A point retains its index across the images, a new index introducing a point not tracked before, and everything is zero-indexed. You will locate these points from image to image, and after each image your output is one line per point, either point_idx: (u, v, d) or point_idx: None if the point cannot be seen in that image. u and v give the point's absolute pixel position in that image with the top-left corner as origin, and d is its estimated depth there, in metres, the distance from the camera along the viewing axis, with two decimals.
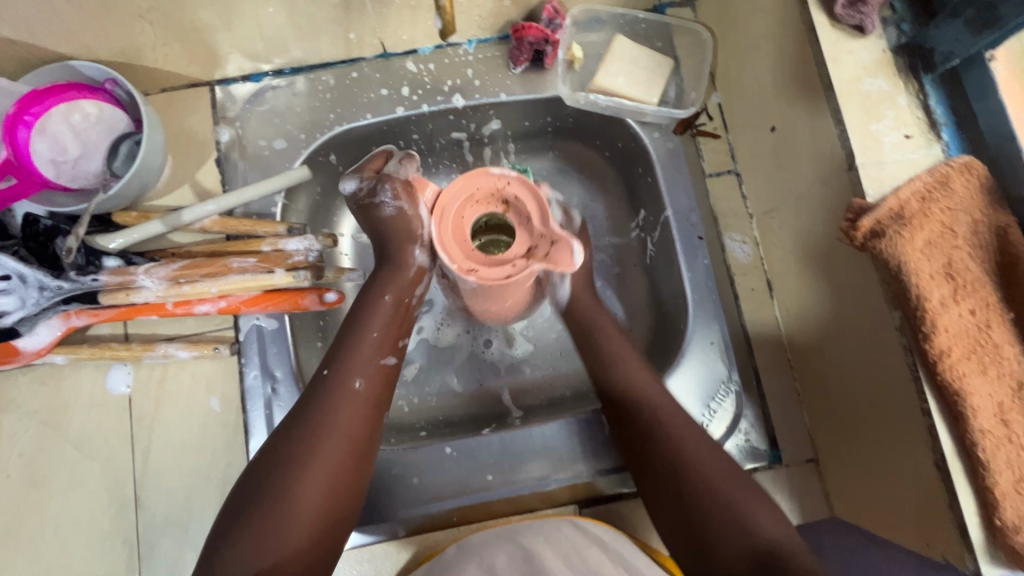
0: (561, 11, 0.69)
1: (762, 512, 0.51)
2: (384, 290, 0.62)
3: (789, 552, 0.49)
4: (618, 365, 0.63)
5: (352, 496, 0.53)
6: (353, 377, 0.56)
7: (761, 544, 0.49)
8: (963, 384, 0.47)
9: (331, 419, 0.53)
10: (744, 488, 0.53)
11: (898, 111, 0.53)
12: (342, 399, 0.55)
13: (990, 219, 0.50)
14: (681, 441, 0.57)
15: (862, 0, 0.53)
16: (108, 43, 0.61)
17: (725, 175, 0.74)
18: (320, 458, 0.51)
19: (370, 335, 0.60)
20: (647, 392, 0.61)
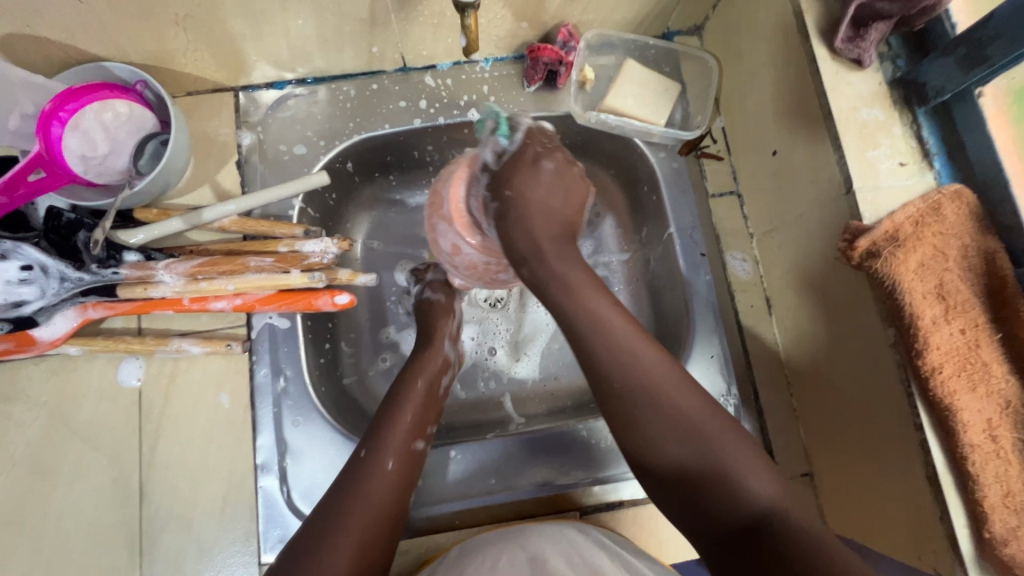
0: (575, 35, 0.73)
1: (750, 465, 0.49)
2: (418, 380, 0.65)
3: (787, 515, 0.45)
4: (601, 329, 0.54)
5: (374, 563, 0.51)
6: (386, 460, 0.57)
7: (757, 510, 0.46)
8: (954, 399, 0.49)
9: (352, 492, 0.54)
10: (726, 431, 0.50)
11: (893, 140, 0.57)
12: (368, 477, 0.56)
13: (978, 243, 0.52)
14: (661, 399, 0.51)
15: (861, 36, 0.57)
16: (141, 48, 0.63)
17: (728, 196, 0.77)
18: (345, 524, 0.51)
19: (403, 417, 0.61)
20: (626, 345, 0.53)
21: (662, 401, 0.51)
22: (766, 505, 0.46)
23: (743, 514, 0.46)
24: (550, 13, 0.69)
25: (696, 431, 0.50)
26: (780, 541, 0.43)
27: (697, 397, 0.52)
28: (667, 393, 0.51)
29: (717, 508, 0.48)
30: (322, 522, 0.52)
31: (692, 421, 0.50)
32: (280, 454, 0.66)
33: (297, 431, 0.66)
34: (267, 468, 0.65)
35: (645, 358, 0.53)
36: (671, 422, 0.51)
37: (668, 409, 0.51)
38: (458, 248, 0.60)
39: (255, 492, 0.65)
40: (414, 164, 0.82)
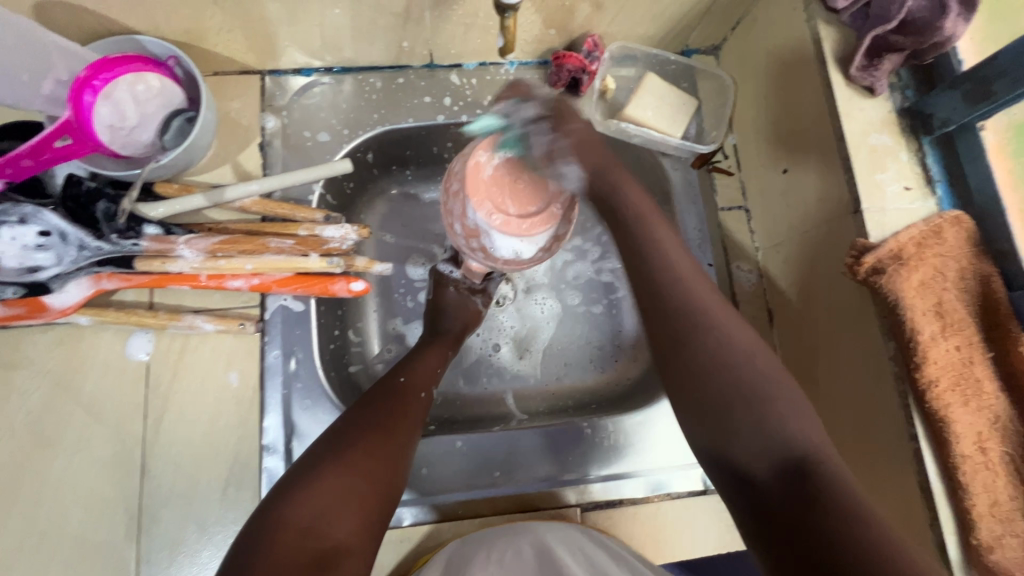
0: (599, 45, 0.74)
1: (806, 428, 0.46)
2: (446, 347, 0.71)
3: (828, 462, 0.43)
4: (683, 288, 0.53)
5: (392, 470, 0.54)
6: (421, 390, 0.63)
7: (797, 449, 0.44)
8: (948, 412, 0.52)
9: (389, 410, 0.59)
10: (779, 373, 0.49)
11: (899, 165, 0.60)
12: (399, 395, 0.61)
13: (975, 267, 0.56)
14: (709, 313, 0.51)
15: (875, 65, 0.60)
16: (177, 25, 0.63)
17: (736, 210, 0.80)
18: (371, 432, 0.55)
19: (438, 370, 0.68)
20: (693, 281, 0.54)
21: (702, 317, 0.51)
22: (809, 449, 0.44)
23: (787, 458, 0.44)
24: (578, 21, 0.71)
25: (735, 359, 0.49)
26: (820, 483, 0.42)
27: (740, 329, 0.51)
28: (724, 322, 0.51)
29: (757, 434, 0.46)
30: (358, 420, 0.57)
31: (744, 364, 0.49)
32: (287, 436, 0.66)
33: (305, 414, 0.67)
34: (273, 449, 0.66)
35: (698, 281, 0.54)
36: (692, 327, 0.51)
37: (712, 341, 0.50)
38: (493, 214, 0.63)
39: (259, 474, 0.65)
40: (432, 159, 0.83)
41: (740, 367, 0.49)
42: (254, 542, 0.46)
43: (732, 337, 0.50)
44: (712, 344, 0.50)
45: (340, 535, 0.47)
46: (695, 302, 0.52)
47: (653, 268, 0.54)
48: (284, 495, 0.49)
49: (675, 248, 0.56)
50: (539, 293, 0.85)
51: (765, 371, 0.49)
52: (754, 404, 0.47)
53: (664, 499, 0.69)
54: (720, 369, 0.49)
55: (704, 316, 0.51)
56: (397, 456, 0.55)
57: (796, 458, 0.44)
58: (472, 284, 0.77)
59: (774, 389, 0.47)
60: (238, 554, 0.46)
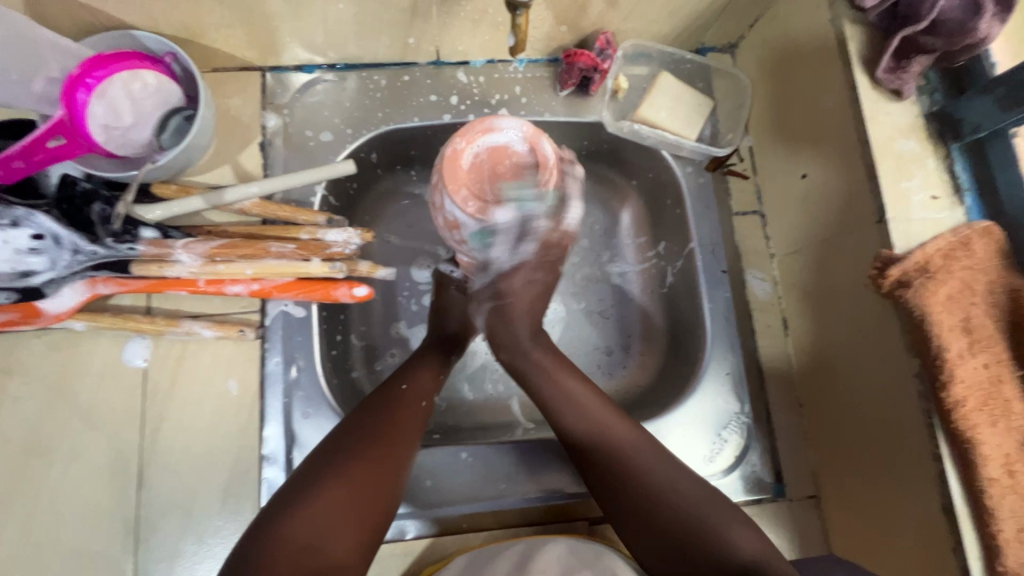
0: (612, 43, 0.71)
1: (744, 539, 0.51)
2: (450, 351, 0.69)
3: (770, 567, 0.48)
4: (568, 401, 0.61)
5: (390, 481, 0.53)
6: (421, 399, 0.61)
7: (740, 564, 0.49)
8: (975, 433, 0.50)
9: (387, 418, 0.56)
10: (706, 499, 0.54)
11: (927, 173, 0.57)
12: (398, 402, 0.59)
13: (1006, 281, 0.53)
14: (642, 463, 0.57)
15: (903, 68, 0.57)
16: (174, 20, 0.60)
17: (750, 215, 0.77)
18: (365, 445, 0.53)
19: (439, 376, 0.66)
20: (607, 421, 0.60)
21: (614, 446, 0.58)
22: (750, 557, 0.49)
23: (732, 563, 0.49)
24: (590, 18, 0.69)
25: (659, 495, 0.54)
26: None
27: (666, 459, 0.57)
28: (647, 456, 0.57)
29: (709, 561, 0.50)
30: (356, 431, 0.55)
31: (656, 472, 0.56)
32: (288, 446, 0.65)
33: (306, 423, 0.65)
34: (273, 460, 0.64)
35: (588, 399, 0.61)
36: (619, 465, 0.57)
37: (648, 461, 0.57)
38: (468, 200, 0.60)
39: (259, 485, 0.63)
40: (437, 160, 0.81)
41: (660, 494, 0.55)
42: (249, 562, 0.45)
43: (654, 468, 0.56)
44: (639, 465, 0.57)
45: (336, 552, 0.47)
46: (631, 463, 0.57)
47: (557, 398, 0.62)
48: (281, 517, 0.47)
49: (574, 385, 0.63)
50: None
51: (679, 481, 0.55)
52: (704, 532, 0.52)
53: None
54: (660, 501, 0.54)
55: (632, 467, 0.57)
56: (395, 471, 0.54)
57: (742, 564, 0.49)
58: None
59: (709, 494, 0.55)
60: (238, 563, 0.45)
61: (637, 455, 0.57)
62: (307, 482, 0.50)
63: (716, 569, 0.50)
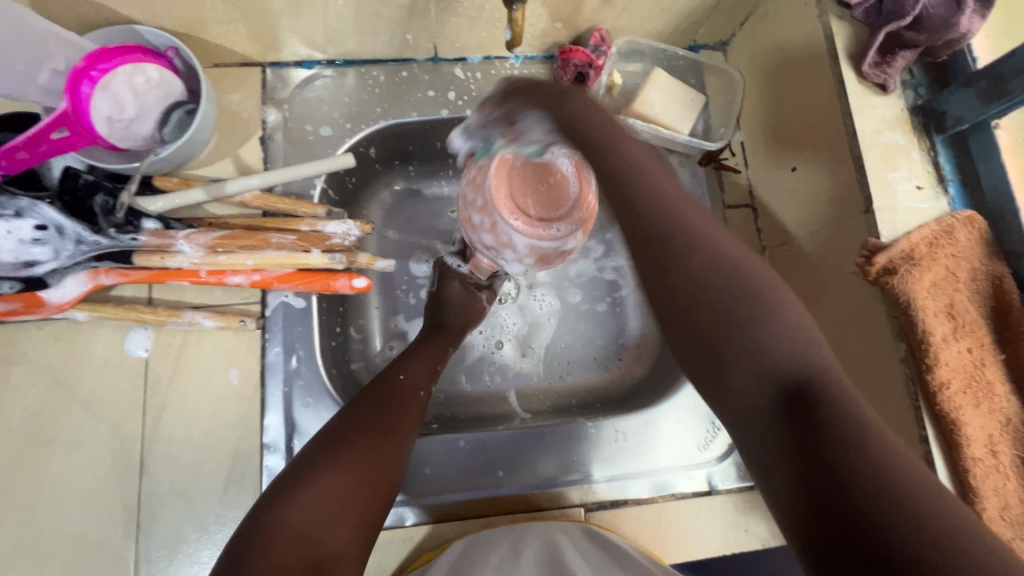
0: (606, 40, 0.73)
1: (799, 328, 0.43)
2: (448, 342, 0.70)
3: (831, 376, 0.40)
4: (627, 162, 0.50)
5: (386, 469, 0.54)
6: (421, 388, 0.62)
7: (801, 373, 0.40)
8: (959, 414, 0.52)
9: (386, 407, 0.58)
10: (789, 307, 0.44)
11: (912, 164, 0.59)
12: (395, 390, 0.60)
13: (988, 268, 0.55)
14: (689, 253, 0.46)
15: (887, 63, 0.60)
16: (177, 16, 0.61)
17: (742, 209, 0.79)
18: (365, 434, 0.54)
19: (437, 367, 0.67)
20: (681, 208, 0.49)
21: (711, 258, 0.46)
22: (800, 364, 0.40)
23: (776, 362, 0.41)
24: (585, 15, 0.70)
25: (718, 265, 0.45)
26: (826, 397, 0.38)
27: (723, 248, 0.47)
28: (718, 250, 0.46)
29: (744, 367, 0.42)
30: (355, 419, 0.55)
31: (724, 259, 0.46)
32: (288, 434, 0.66)
33: (307, 413, 0.67)
34: (274, 448, 0.65)
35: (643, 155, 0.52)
36: (681, 234, 0.47)
37: (706, 266, 0.45)
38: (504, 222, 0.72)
39: (260, 472, 0.64)
40: (435, 154, 0.82)
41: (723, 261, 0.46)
42: (247, 546, 0.45)
43: (714, 247, 0.47)
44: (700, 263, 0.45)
45: (335, 542, 0.47)
46: (700, 249, 0.46)
47: (627, 164, 0.50)
48: (279, 502, 0.48)
49: (662, 177, 0.50)
50: (540, 289, 0.84)
51: (735, 271, 0.45)
52: (741, 322, 0.43)
53: (668, 500, 0.68)
54: (686, 267, 0.45)
55: (687, 250, 0.46)
56: (392, 458, 0.55)
57: (797, 374, 0.40)
58: (478, 279, 0.76)
59: (766, 297, 0.44)
60: (231, 558, 0.45)
61: (705, 251, 0.46)
62: (306, 470, 0.50)
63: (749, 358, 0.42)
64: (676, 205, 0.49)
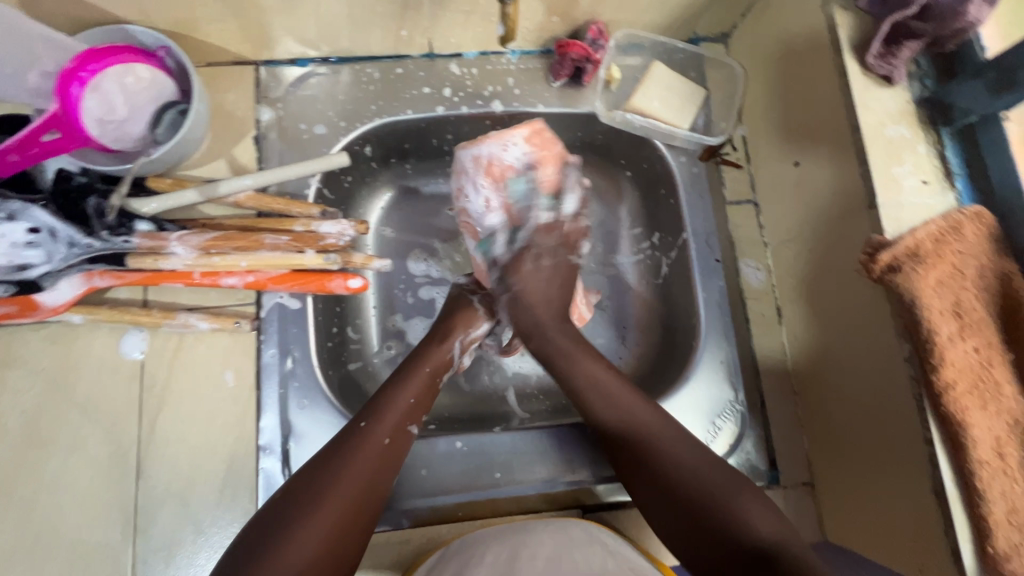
0: (605, 33, 0.72)
1: (757, 513, 0.51)
2: (423, 366, 0.64)
3: (786, 547, 0.48)
4: (599, 397, 0.61)
5: (343, 546, 0.49)
6: (383, 435, 0.56)
7: (760, 543, 0.48)
8: (964, 416, 0.50)
9: (337, 471, 0.52)
10: (729, 480, 0.54)
11: (918, 158, 0.57)
12: (355, 446, 0.55)
13: (997, 265, 0.53)
14: (656, 444, 0.57)
15: (893, 53, 0.57)
16: (167, 14, 0.61)
17: (744, 205, 0.77)
18: (313, 509, 0.49)
19: (409, 399, 0.60)
20: (598, 377, 0.62)
21: (614, 409, 0.60)
22: (770, 538, 0.49)
23: (755, 543, 0.48)
24: (582, 9, 0.69)
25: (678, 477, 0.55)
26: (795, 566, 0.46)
27: (685, 437, 0.58)
28: (663, 445, 0.57)
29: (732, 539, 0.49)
30: (303, 492, 0.50)
31: (673, 456, 0.56)
32: (284, 437, 0.65)
33: (303, 414, 0.66)
34: (269, 450, 0.64)
35: (617, 389, 0.61)
36: (613, 411, 0.60)
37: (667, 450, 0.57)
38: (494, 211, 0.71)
39: (256, 475, 0.64)
40: (432, 152, 0.81)
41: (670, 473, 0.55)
42: None
43: (671, 459, 0.56)
44: (668, 456, 0.56)
45: None
46: (640, 419, 0.59)
47: (589, 390, 0.62)
48: None
49: (598, 369, 0.63)
50: None
51: (697, 467, 0.55)
52: (722, 510, 0.51)
53: None
54: (685, 490, 0.54)
55: (658, 449, 0.57)
56: (348, 533, 0.50)
57: (758, 545, 0.48)
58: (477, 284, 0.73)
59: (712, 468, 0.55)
60: None
61: (663, 438, 0.58)
62: (245, 561, 0.46)
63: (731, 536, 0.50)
64: (658, 427, 0.59)
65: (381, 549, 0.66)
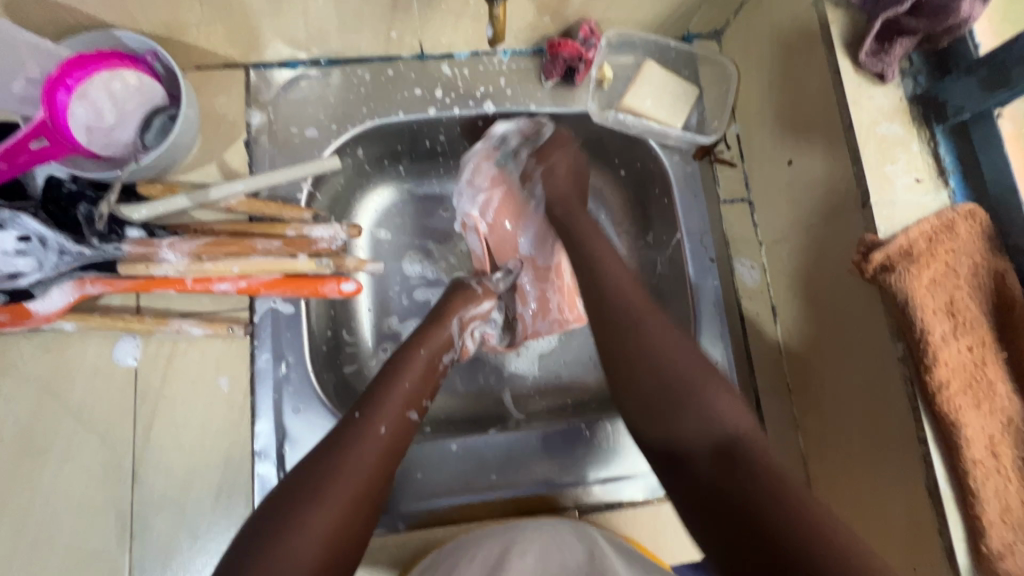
0: (596, 32, 0.71)
1: (736, 414, 0.52)
2: (417, 348, 0.63)
3: (750, 441, 0.49)
4: (599, 274, 0.63)
5: (348, 537, 0.48)
6: (381, 424, 0.55)
7: (721, 434, 0.50)
8: (959, 415, 0.50)
9: (338, 461, 0.50)
10: (708, 379, 0.54)
11: (911, 157, 0.57)
12: (357, 436, 0.53)
13: (989, 263, 0.53)
14: (652, 335, 0.57)
15: (885, 51, 0.57)
16: (154, 18, 0.60)
17: (738, 203, 0.77)
18: (318, 503, 0.47)
19: (404, 385, 0.59)
20: (612, 279, 0.63)
21: (629, 302, 0.60)
22: (731, 435, 0.50)
23: (716, 438, 0.50)
24: (573, 8, 0.68)
25: (672, 367, 0.55)
26: (750, 468, 0.47)
27: (682, 343, 0.57)
28: (662, 345, 0.56)
29: (695, 441, 0.51)
30: (304, 484, 0.49)
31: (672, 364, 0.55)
32: (279, 441, 0.65)
33: (298, 418, 0.66)
34: (265, 455, 0.64)
35: (613, 276, 0.63)
36: (629, 313, 0.59)
37: (661, 357, 0.56)
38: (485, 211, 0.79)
39: (251, 480, 0.64)
40: (425, 153, 0.81)
41: (672, 364, 0.55)
42: None
43: (682, 356, 0.56)
44: (659, 347, 0.56)
45: None
46: (633, 306, 0.60)
47: (607, 287, 0.62)
48: None
49: (607, 264, 0.64)
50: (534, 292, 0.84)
51: (689, 369, 0.55)
52: (698, 409, 0.52)
53: (664, 501, 0.68)
54: (690, 401, 0.53)
55: (653, 349, 0.56)
56: (354, 522, 0.48)
57: (725, 437, 0.50)
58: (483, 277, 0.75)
59: (705, 371, 0.55)
60: None
61: (660, 338, 0.57)
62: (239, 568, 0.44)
63: (700, 443, 0.50)
64: (643, 309, 0.60)
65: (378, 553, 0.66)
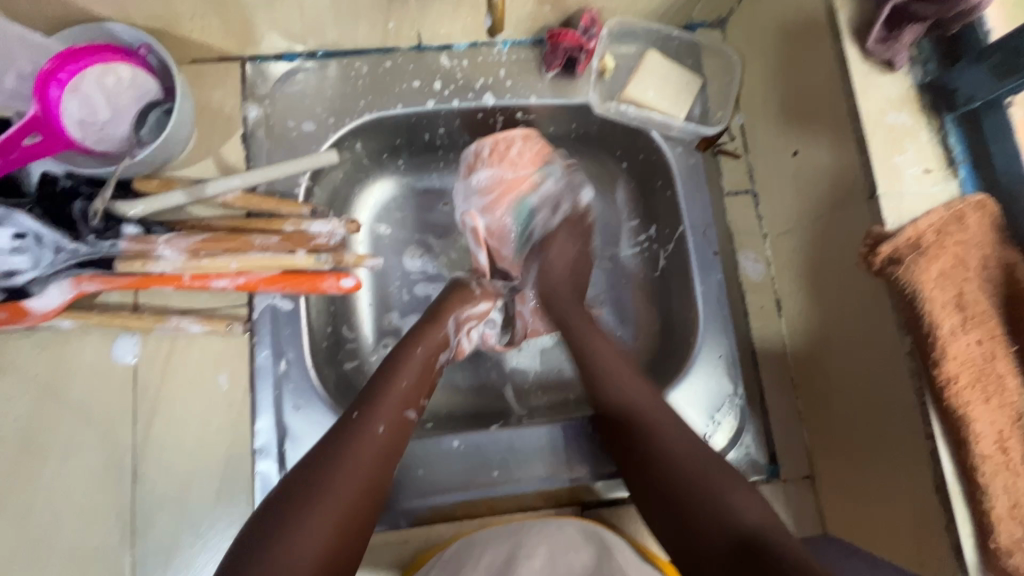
0: (597, 22, 0.69)
1: (749, 505, 0.51)
2: (416, 345, 0.63)
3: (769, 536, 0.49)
4: (607, 374, 0.64)
5: (349, 538, 0.48)
6: (378, 424, 0.55)
7: (744, 530, 0.49)
8: (968, 410, 0.49)
9: (339, 463, 0.51)
10: (714, 467, 0.55)
11: (920, 146, 0.56)
12: (358, 438, 0.53)
13: (998, 255, 0.52)
14: (653, 423, 0.59)
15: (894, 37, 0.56)
16: (147, 10, 0.59)
17: (742, 195, 0.76)
18: (317, 502, 0.48)
19: (399, 383, 0.59)
20: (628, 388, 0.63)
21: (631, 402, 0.62)
22: (752, 527, 0.49)
23: (742, 527, 0.50)
24: None
25: (685, 461, 0.56)
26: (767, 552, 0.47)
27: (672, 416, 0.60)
28: (669, 429, 0.59)
29: (710, 526, 0.51)
30: (304, 483, 0.49)
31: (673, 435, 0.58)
32: (280, 439, 0.64)
33: (297, 415, 0.65)
34: (265, 453, 0.64)
35: (622, 365, 0.65)
36: (634, 416, 0.61)
37: (675, 440, 0.57)
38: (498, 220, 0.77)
39: (252, 478, 0.63)
40: (424, 147, 0.80)
41: (681, 464, 0.56)
42: None
43: (671, 430, 0.58)
44: (671, 454, 0.57)
45: None
46: (636, 403, 0.61)
47: (604, 373, 0.64)
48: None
49: (606, 346, 0.67)
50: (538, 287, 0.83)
51: (701, 468, 0.55)
52: (716, 503, 0.52)
53: None
54: (671, 466, 0.56)
55: (665, 461, 0.56)
56: (356, 528, 0.49)
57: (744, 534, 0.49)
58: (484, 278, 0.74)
59: (712, 461, 0.55)
60: None
61: (667, 430, 0.59)
62: (240, 561, 0.44)
63: (720, 532, 0.50)
64: (653, 408, 0.61)
65: (380, 551, 0.65)
